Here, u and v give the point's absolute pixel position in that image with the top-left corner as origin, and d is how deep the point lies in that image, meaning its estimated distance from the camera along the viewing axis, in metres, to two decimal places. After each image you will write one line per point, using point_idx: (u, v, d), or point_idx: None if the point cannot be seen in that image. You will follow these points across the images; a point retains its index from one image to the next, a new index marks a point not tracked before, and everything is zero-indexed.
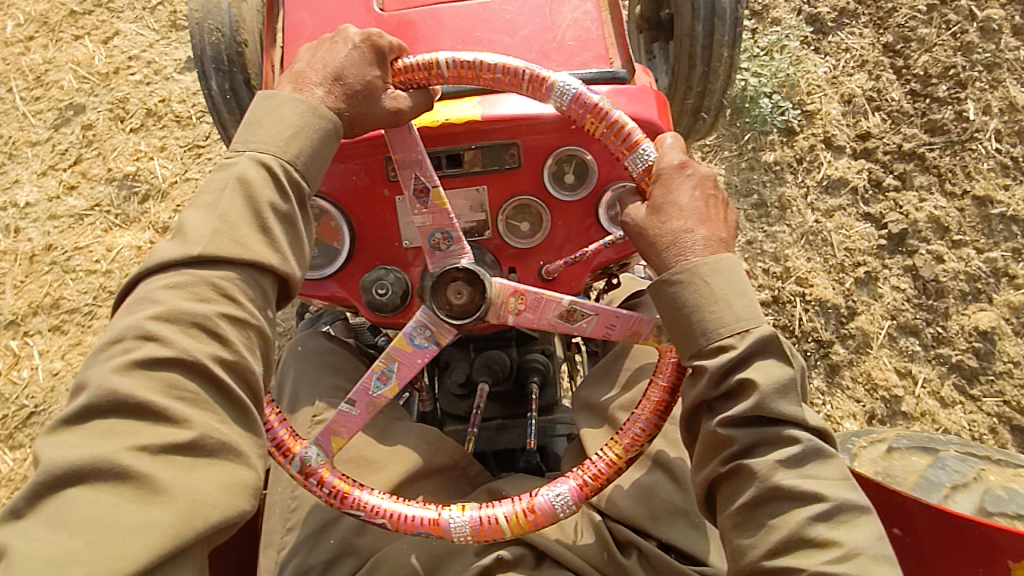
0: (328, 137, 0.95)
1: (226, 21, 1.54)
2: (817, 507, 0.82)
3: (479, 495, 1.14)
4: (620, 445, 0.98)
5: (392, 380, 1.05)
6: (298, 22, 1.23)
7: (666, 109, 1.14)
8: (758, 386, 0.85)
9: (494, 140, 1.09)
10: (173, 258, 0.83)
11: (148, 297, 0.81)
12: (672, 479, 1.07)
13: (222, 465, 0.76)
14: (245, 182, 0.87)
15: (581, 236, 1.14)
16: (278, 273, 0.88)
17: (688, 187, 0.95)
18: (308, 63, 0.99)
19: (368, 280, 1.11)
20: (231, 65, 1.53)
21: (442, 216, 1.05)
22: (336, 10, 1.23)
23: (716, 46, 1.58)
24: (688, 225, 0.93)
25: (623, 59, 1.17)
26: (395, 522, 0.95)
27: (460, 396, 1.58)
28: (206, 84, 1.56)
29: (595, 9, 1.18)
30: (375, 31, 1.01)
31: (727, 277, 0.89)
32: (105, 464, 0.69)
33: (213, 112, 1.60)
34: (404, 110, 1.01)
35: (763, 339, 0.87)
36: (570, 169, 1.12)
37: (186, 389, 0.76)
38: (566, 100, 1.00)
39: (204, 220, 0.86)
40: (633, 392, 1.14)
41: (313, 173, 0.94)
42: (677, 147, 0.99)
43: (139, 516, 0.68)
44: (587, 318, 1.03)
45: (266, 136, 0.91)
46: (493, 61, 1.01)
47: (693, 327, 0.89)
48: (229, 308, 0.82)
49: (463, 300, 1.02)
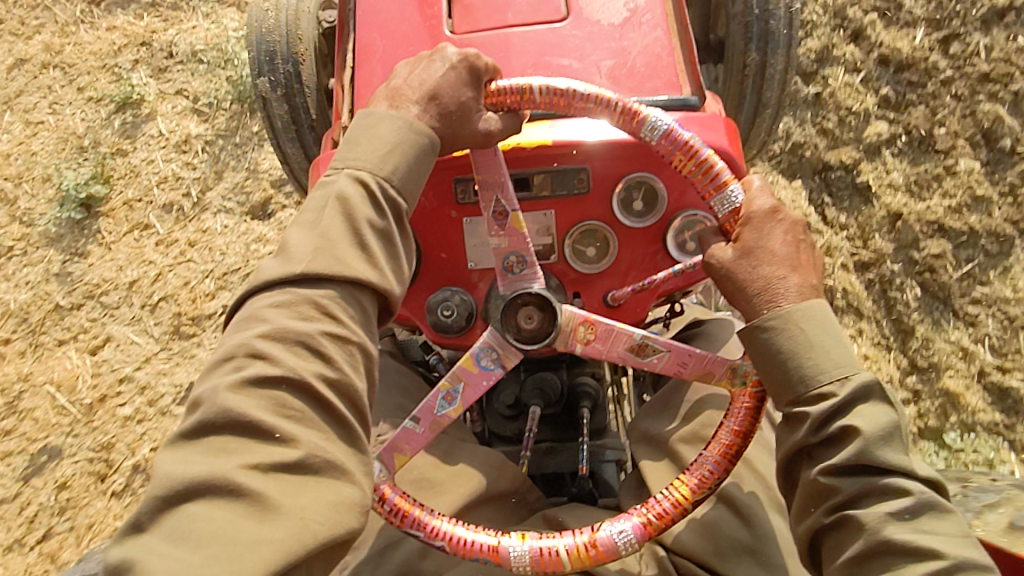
0: (427, 151, 0.96)
1: (286, 49, 1.59)
2: (936, 563, 0.79)
3: (536, 524, 1.13)
4: (686, 487, 0.96)
5: (457, 400, 1.04)
6: (368, 44, 1.25)
7: (735, 136, 1.13)
8: (863, 431, 0.84)
9: (565, 165, 1.09)
10: (278, 278, 0.85)
11: (256, 315, 0.84)
12: (737, 514, 1.04)
13: (327, 483, 0.76)
14: (343, 200, 0.89)
15: (648, 263, 1.13)
16: (378, 289, 0.88)
17: (779, 233, 0.96)
18: (406, 79, 1.01)
19: (434, 301, 1.12)
20: (289, 86, 1.58)
21: (519, 239, 1.04)
22: (404, 32, 1.24)
23: (767, 77, 1.58)
24: (779, 271, 0.94)
25: (693, 86, 1.16)
26: (454, 546, 0.95)
27: (508, 418, 1.56)
28: (263, 105, 1.59)
29: (666, 35, 1.18)
30: (472, 53, 1.03)
31: (822, 325, 0.90)
32: (221, 481, 0.72)
33: (268, 134, 1.63)
34: (495, 131, 1.01)
35: (864, 386, 0.87)
36: (638, 196, 1.11)
37: (292, 408, 0.78)
38: (657, 135, 0.99)
39: (308, 238, 0.88)
40: (694, 424, 1.12)
41: (409, 189, 0.94)
42: (765, 191, 0.99)
43: (253, 531, 0.70)
44: (659, 354, 1.02)
45: (365, 153, 0.93)
46: (584, 89, 1.00)
47: (791, 374, 0.89)
48: (332, 326, 0.83)
49: (532, 324, 1.02)
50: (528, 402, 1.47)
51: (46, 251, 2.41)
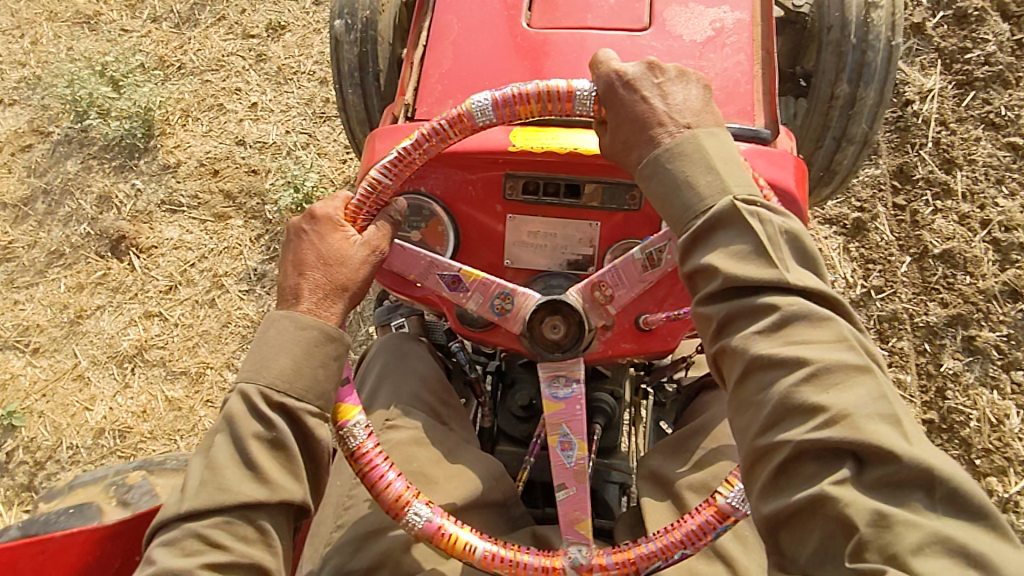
0: (324, 343, 0.93)
1: (368, 13, 1.57)
2: (801, 372, 0.75)
3: (525, 536, 1.11)
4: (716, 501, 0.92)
5: (574, 441, 1.00)
6: (444, 25, 1.23)
7: (804, 179, 1.09)
8: (720, 265, 0.80)
9: (619, 178, 1.06)
10: (170, 515, 0.87)
11: (149, 554, 0.87)
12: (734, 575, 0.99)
13: None
14: (229, 424, 0.89)
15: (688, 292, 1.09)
16: (271, 505, 0.88)
17: (635, 93, 0.92)
18: (284, 262, 1.00)
19: None
20: (365, 51, 1.58)
21: (484, 286, 1.03)
22: (482, 18, 1.22)
23: (861, 83, 1.52)
24: (647, 129, 0.90)
25: (768, 118, 1.11)
26: (688, 539, 0.92)
27: (519, 420, 1.54)
28: (338, 67, 1.60)
29: (748, 63, 1.13)
30: (316, 203, 1.02)
31: (687, 161, 0.86)
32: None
33: (338, 98, 1.64)
34: (378, 249, 1.01)
35: (726, 210, 0.82)
36: None
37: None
38: (489, 113, 0.99)
39: (198, 471, 0.89)
40: (704, 473, 1.08)
41: (306, 385, 0.91)
42: (607, 57, 0.95)
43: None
44: (666, 255, 1.01)
45: (248, 365, 0.92)
46: (410, 141, 1.02)
47: (668, 215, 0.87)
48: (216, 557, 0.84)
49: (559, 332, 1.00)
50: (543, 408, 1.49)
51: (55, 233, 2.22)
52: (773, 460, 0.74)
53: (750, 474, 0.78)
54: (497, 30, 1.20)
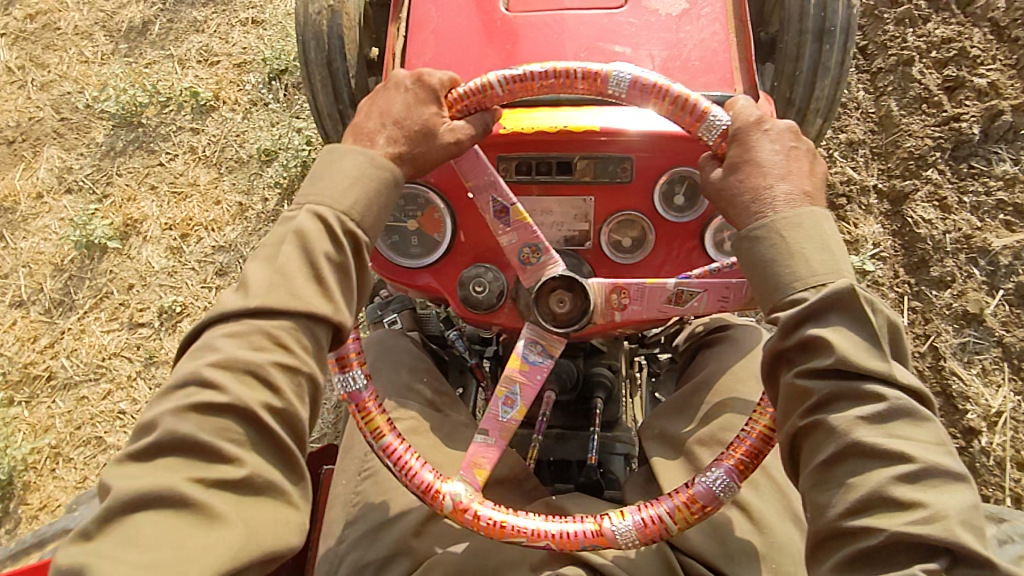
0: (390, 185, 0.93)
1: (336, 12, 1.57)
2: (903, 466, 0.74)
3: (540, 506, 1.15)
4: (689, 490, 0.96)
5: (517, 403, 1.04)
6: (422, 16, 1.24)
7: None
8: (836, 341, 0.79)
9: (609, 152, 1.08)
10: (233, 309, 0.84)
11: (208, 343, 0.83)
12: (752, 520, 1.04)
13: (269, 503, 0.78)
14: (301, 236, 0.87)
15: (683, 258, 1.12)
16: (333, 322, 0.87)
17: (768, 143, 0.93)
18: (365, 112, 0.98)
19: (466, 276, 1.12)
20: (333, 48, 1.57)
21: (527, 231, 1.03)
22: (456, 7, 1.23)
23: (825, 43, 1.56)
24: (769, 181, 0.90)
25: (748, 85, 1.14)
26: (559, 543, 0.94)
27: (522, 402, 1.57)
28: (306, 65, 1.59)
29: (723, 32, 1.16)
30: (426, 72, 1.00)
31: (807, 231, 0.85)
32: (164, 494, 0.72)
33: (309, 98, 1.63)
34: (463, 140, 0.99)
35: (843, 290, 0.81)
36: (680, 191, 1.10)
37: (238, 433, 0.77)
38: (624, 87, 0.98)
39: (264, 274, 0.86)
40: (709, 428, 1.13)
41: (372, 223, 0.92)
42: (751, 106, 0.96)
43: (200, 539, 0.71)
44: (697, 296, 1.03)
45: (320, 188, 0.91)
46: (541, 68, 0.99)
47: (771, 281, 0.86)
48: (281, 357, 0.82)
49: (565, 307, 1.02)
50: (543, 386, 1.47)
51: None
52: (863, 545, 0.73)
53: (823, 549, 0.77)
54: (475, 16, 1.22)
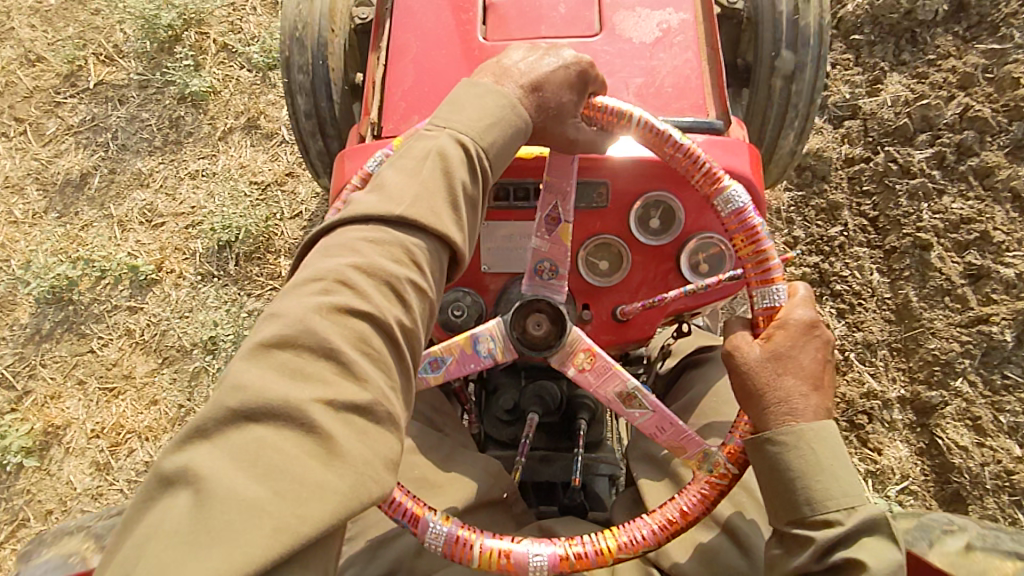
0: (520, 134, 0.94)
1: (320, 36, 1.60)
2: None
3: (530, 530, 1.15)
4: (616, 539, 0.96)
5: (440, 371, 1.07)
6: (402, 43, 1.26)
7: (758, 166, 1.14)
8: (868, 565, 0.81)
9: (585, 178, 1.10)
10: (373, 213, 0.82)
11: (346, 244, 0.80)
12: (736, 544, 1.05)
13: (385, 436, 0.72)
14: (443, 157, 0.86)
15: (659, 281, 1.14)
16: (457, 252, 0.86)
17: (813, 346, 0.94)
18: (518, 61, 0.98)
19: (445, 300, 1.13)
20: (316, 72, 1.60)
21: (560, 250, 1.05)
22: (436, 33, 1.25)
23: (798, 67, 1.60)
24: (804, 386, 0.91)
25: (720, 109, 1.17)
26: (382, 500, 0.98)
27: (506, 423, 1.58)
28: (290, 87, 1.62)
29: (696, 58, 1.19)
30: (586, 62, 1.02)
31: (836, 451, 0.88)
32: (293, 409, 0.67)
33: (292, 121, 1.66)
34: (575, 141, 1.02)
35: (871, 517, 0.85)
36: (655, 214, 1.12)
37: (372, 349, 0.74)
38: (730, 208, 0.98)
39: (404, 183, 0.84)
40: None
41: (499, 166, 0.93)
42: (808, 301, 0.97)
43: (318, 472, 0.65)
44: (642, 410, 1.04)
45: (465, 117, 0.90)
46: (680, 138, 1.00)
47: (795, 495, 0.87)
48: (416, 276, 0.80)
49: (540, 331, 1.03)
50: (526, 409, 1.47)
51: None
52: None
53: None
54: (455, 43, 1.24)
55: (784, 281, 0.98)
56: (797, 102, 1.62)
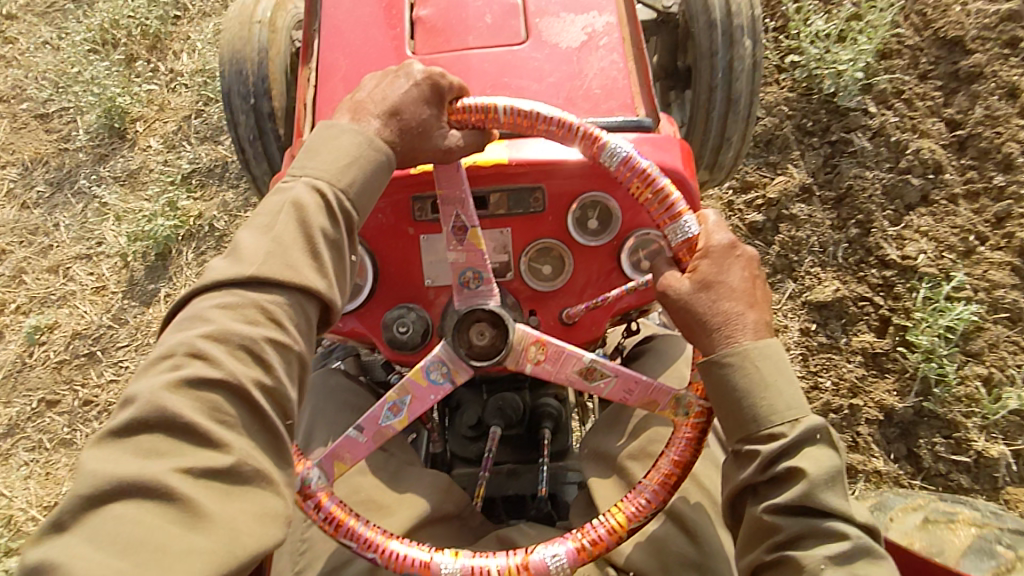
0: (383, 170, 0.95)
1: (257, 65, 1.59)
2: None
3: (488, 542, 1.12)
4: (622, 514, 0.96)
5: (403, 412, 1.05)
6: (332, 64, 1.25)
7: (690, 159, 1.16)
8: (808, 473, 0.85)
9: (519, 183, 1.10)
10: (226, 279, 0.83)
11: (198, 314, 0.81)
12: (685, 531, 1.05)
13: (256, 493, 0.74)
14: (298, 208, 0.87)
15: (603, 281, 1.14)
16: (325, 300, 0.87)
17: (738, 268, 0.96)
18: (370, 92, 1.01)
19: (390, 317, 1.12)
20: (257, 101, 1.59)
21: (476, 255, 1.03)
22: (366, 52, 1.25)
23: (734, 64, 1.62)
24: (738, 308, 0.94)
25: (649, 108, 1.19)
26: (386, 559, 0.95)
27: (471, 439, 1.55)
28: (232, 118, 1.61)
29: (623, 59, 1.20)
30: (438, 71, 1.03)
31: (775, 364, 0.91)
32: (145, 485, 0.68)
33: (237, 153, 1.65)
34: (454, 148, 1.01)
35: (815, 426, 0.88)
36: (593, 215, 1.12)
37: (229, 412, 0.75)
38: (616, 161, 0.98)
39: (258, 243, 0.85)
40: (643, 441, 1.13)
41: (364, 204, 0.93)
42: (721, 226, 0.98)
43: (182, 538, 0.67)
44: (605, 379, 1.03)
45: (322, 163, 0.91)
46: (548, 112, 1.00)
47: (743, 414, 0.90)
48: (275, 332, 0.81)
49: (484, 341, 1.03)
50: (488, 423, 1.46)
51: None
52: None
53: None
54: (385, 62, 1.24)
55: (693, 213, 0.98)
56: (737, 97, 1.64)
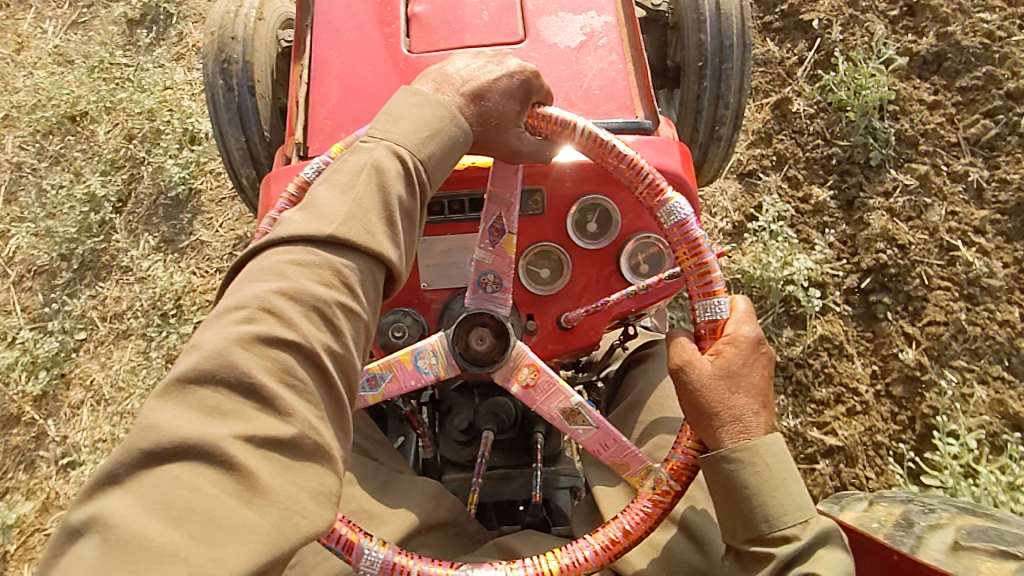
0: (460, 145, 0.92)
1: (246, 59, 1.55)
2: None
3: (488, 550, 1.10)
4: (557, 562, 0.91)
5: (378, 388, 1.03)
6: (325, 60, 1.22)
7: (690, 162, 1.14)
8: None
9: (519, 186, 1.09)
10: (301, 233, 0.78)
11: (273, 267, 0.76)
12: (690, 539, 1.04)
13: (315, 469, 0.68)
14: (377, 173, 0.83)
15: (602, 285, 1.12)
16: (391, 269, 0.82)
17: (760, 364, 0.95)
18: (462, 67, 0.97)
19: (385, 322, 1.09)
20: (243, 97, 1.55)
21: (504, 261, 1.02)
22: (361, 47, 1.22)
23: (724, 64, 1.61)
24: (754, 404, 0.92)
25: (648, 109, 1.17)
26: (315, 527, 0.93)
27: (463, 444, 1.53)
28: (217, 114, 1.57)
29: (621, 60, 1.19)
30: (534, 72, 1.01)
31: (783, 461, 0.90)
32: (206, 448, 0.62)
33: (221, 149, 1.60)
34: (520, 152, 1.00)
35: (823, 530, 0.88)
36: (593, 218, 1.10)
37: (298, 377, 0.70)
38: (671, 221, 0.97)
39: (336, 200, 0.81)
40: (647, 447, 1.12)
41: (436, 180, 0.90)
42: (750, 319, 0.97)
43: (238, 514, 0.61)
44: (585, 426, 1.00)
45: (405, 131, 0.88)
46: (624, 149, 0.99)
47: (753, 513, 0.88)
48: (347, 299, 0.76)
49: (483, 346, 1.00)
50: (481, 427, 1.44)
51: None
52: None
53: None
54: (380, 58, 1.21)
55: (726, 296, 0.97)
56: (728, 95, 1.63)
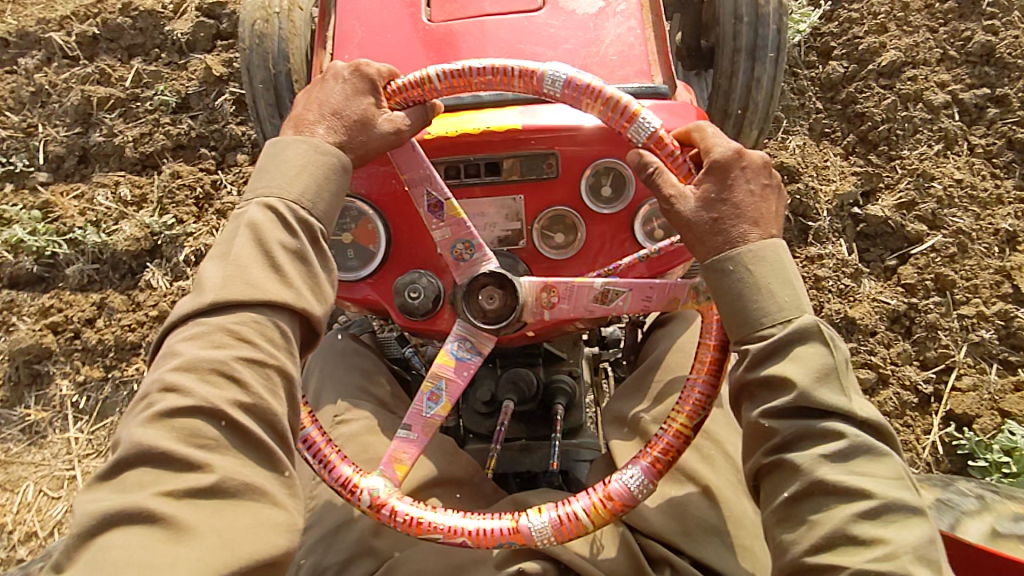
0: (337, 174, 0.96)
1: (278, 34, 1.58)
2: (864, 503, 0.79)
3: (504, 505, 1.11)
4: (682, 415, 0.96)
5: (443, 399, 1.03)
6: (347, 31, 1.25)
7: (707, 126, 1.13)
8: (799, 380, 0.84)
9: (533, 149, 1.09)
10: (191, 312, 0.86)
11: (172, 351, 0.85)
12: (706, 497, 1.03)
13: (247, 505, 0.78)
14: (254, 229, 0.89)
15: (616, 249, 1.12)
16: (295, 310, 0.88)
17: (743, 182, 0.93)
18: (305, 105, 1.01)
19: (402, 283, 1.12)
20: (276, 71, 1.58)
21: (460, 226, 1.04)
22: (382, 16, 1.25)
23: (759, 38, 1.58)
24: (740, 222, 0.91)
25: (665, 75, 1.16)
26: (476, 540, 0.92)
27: (484, 415, 1.53)
28: (251, 89, 1.61)
29: (640, 26, 1.19)
30: (363, 62, 1.03)
31: (772, 265, 0.89)
32: (134, 511, 0.72)
33: (256, 121, 1.64)
34: (403, 129, 1.01)
35: (807, 327, 0.86)
36: (607, 182, 1.11)
37: (206, 436, 0.78)
38: (558, 86, 0.98)
39: (220, 272, 0.88)
40: (664, 406, 1.13)
41: (323, 210, 0.95)
42: (721, 137, 0.97)
43: (170, 554, 0.70)
44: (621, 296, 1.01)
45: (271, 179, 0.93)
46: (478, 63, 1.00)
47: (738, 316, 0.89)
48: (245, 351, 0.84)
49: (494, 304, 1.02)
50: (502, 398, 1.46)
51: None
52: None
53: None
54: (399, 27, 1.23)
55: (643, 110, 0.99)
56: (763, 64, 1.59)
